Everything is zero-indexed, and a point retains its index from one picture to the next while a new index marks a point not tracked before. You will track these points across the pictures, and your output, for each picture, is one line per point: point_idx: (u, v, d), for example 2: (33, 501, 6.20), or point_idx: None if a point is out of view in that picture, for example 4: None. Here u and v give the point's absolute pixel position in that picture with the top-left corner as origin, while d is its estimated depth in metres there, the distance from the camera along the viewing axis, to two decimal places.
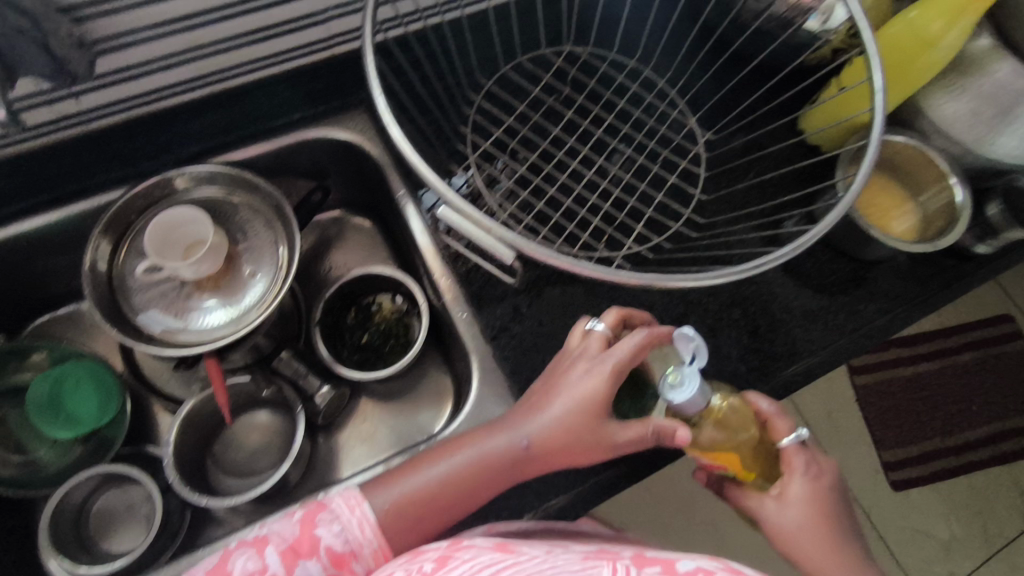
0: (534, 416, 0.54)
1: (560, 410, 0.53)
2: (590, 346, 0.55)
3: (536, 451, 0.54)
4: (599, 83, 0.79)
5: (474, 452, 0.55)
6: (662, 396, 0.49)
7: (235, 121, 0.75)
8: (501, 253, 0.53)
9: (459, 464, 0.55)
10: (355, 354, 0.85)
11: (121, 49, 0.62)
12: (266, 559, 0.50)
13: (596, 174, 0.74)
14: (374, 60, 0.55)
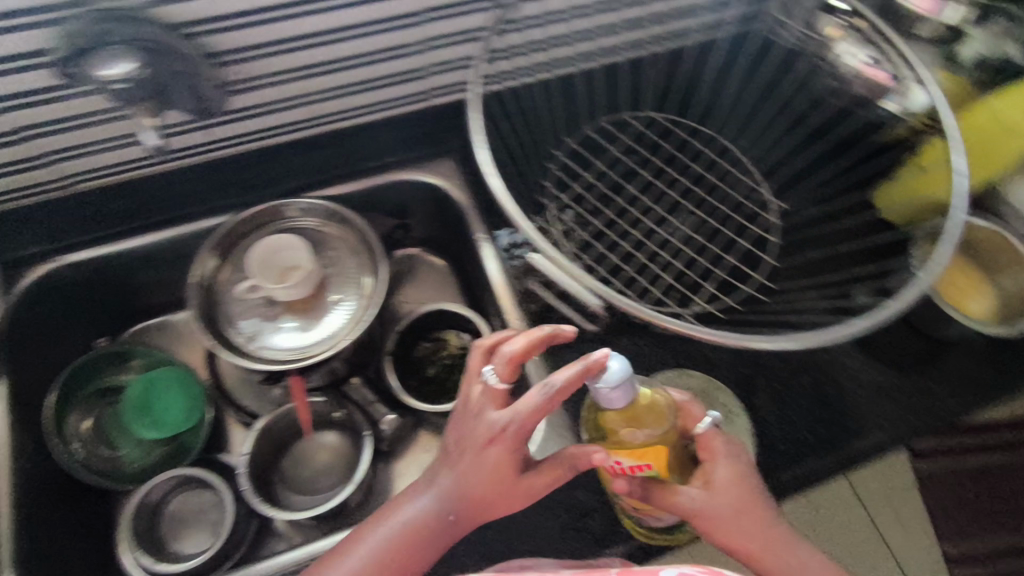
0: (448, 482, 0.54)
1: (477, 470, 0.52)
2: (488, 401, 0.54)
3: (457, 518, 0.53)
4: (676, 147, 0.82)
5: (401, 517, 0.54)
6: (595, 387, 0.50)
7: (336, 159, 0.80)
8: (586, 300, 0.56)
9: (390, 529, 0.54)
10: (421, 386, 0.88)
11: (249, 91, 0.68)
12: None
13: (669, 233, 0.77)
14: (477, 115, 0.60)
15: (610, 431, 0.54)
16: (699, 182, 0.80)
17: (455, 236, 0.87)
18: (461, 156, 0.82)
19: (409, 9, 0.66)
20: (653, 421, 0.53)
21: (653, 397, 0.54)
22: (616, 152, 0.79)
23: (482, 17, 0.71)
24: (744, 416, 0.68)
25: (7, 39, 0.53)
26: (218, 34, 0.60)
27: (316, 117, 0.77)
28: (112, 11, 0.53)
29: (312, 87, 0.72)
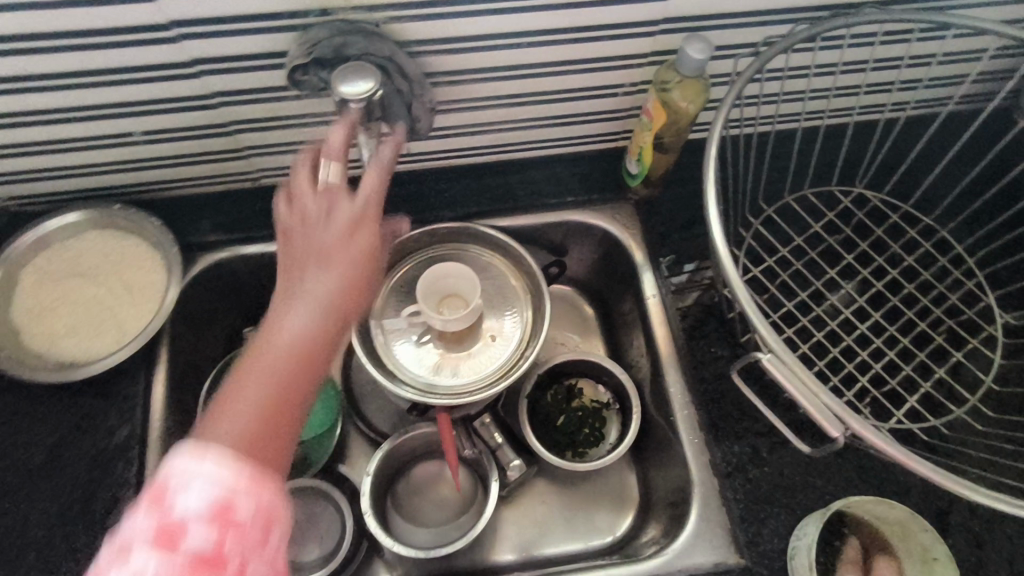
0: (311, 295, 0.46)
1: (339, 255, 0.48)
2: (338, 194, 0.50)
3: (322, 338, 0.45)
4: (886, 234, 0.74)
5: (264, 367, 0.43)
6: (679, 46, 0.58)
7: (512, 190, 0.77)
8: (828, 425, 0.48)
9: (252, 385, 0.42)
10: (548, 434, 0.82)
11: (453, 112, 0.66)
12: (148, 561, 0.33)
13: (870, 329, 0.70)
14: (716, 152, 0.55)
15: (660, 76, 0.63)
16: (909, 277, 0.72)
17: (616, 286, 0.82)
18: (641, 202, 0.77)
19: (638, 51, 0.62)
20: (680, 107, 0.62)
21: (699, 94, 0.61)
22: (819, 228, 0.73)
23: (725, 63, 0.65)
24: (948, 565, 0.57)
25: (252, 36, 0.52)
26: (445, 55, 0.58)
27: (504, 145, 0.74)
28: (357, 23, 0.53)
29: (515, 114, 0.68)
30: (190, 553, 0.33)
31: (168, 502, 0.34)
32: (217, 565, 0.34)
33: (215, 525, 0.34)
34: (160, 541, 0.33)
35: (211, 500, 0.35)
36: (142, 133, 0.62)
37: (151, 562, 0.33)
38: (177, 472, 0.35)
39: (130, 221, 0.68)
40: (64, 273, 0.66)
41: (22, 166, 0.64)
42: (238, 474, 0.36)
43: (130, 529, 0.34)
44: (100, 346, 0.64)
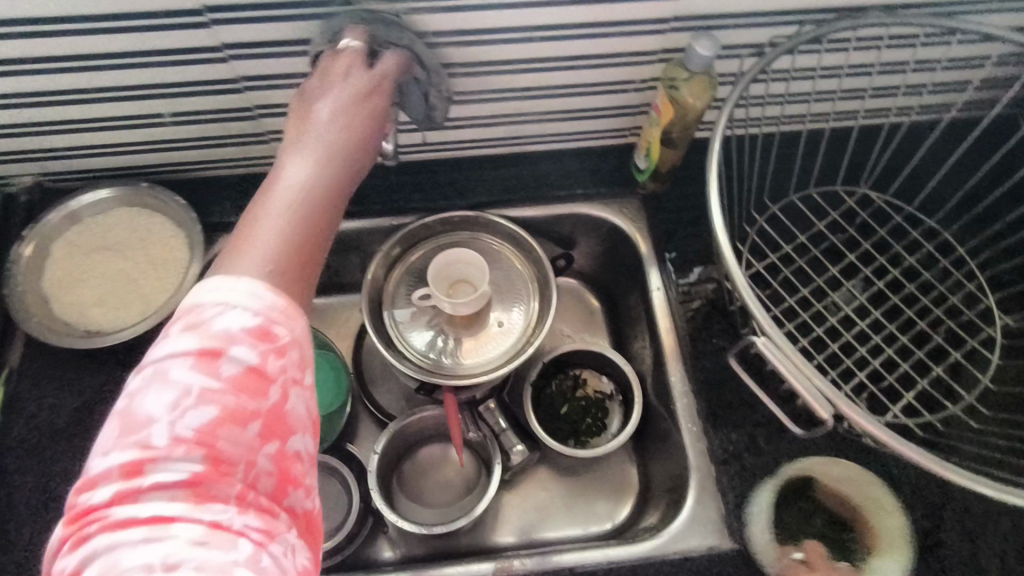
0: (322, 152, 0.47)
1: (351, 119, 0.49)
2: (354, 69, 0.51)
3: (331, 190, 0.45)
4: (889, 234, 0.75)
5: (284, 203, 0.43)
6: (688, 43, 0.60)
7: (523, 182, 0.79)
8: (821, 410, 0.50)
9: (274, 218, 0.42)
10: (552, 422, 0.84)
11: (468, 103, 0.68)
12: (180, 377, 0.34)
13: (870, 326, 0.71)
14: (719, 145, 0.57)
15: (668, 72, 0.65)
16: (911, 277, 0.73)
17: (622, 280, 0.84)
18: (648, 197, 0.79)
19: (648, 48, 0.64)
20: (688, 103, 0.64)
21: (706, 91, 0.63)
22: (822, 227, 0.74)
23: (732, 62, 0.67)
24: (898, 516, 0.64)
25: (278, 23, 0.55)
26: (462, 47, 0.60)
27: (517, 137, 0.76)
28: (378, 13, 0.55)
29: (528, 107, 0.70)
30: (233, 371, 0.35)
31: (206, 325, 0.36)
32: (261, 384, 0.35)
33: (256, 347, 0.36)
34: (204, 359, 0.34)
35: (250, 323, 0.36)
36: (171, 115, 0.65)
37: (197, 376, 0.34)
38: (211, 301, 0.37)
39: (156, 199, 0.71)
40: (93, 247, 0.69)
41: (57, 143, 0.67)
42: (273, 304, 0.38)
43: (169, 350, 0.35)
44: (125, 317, 0.67)
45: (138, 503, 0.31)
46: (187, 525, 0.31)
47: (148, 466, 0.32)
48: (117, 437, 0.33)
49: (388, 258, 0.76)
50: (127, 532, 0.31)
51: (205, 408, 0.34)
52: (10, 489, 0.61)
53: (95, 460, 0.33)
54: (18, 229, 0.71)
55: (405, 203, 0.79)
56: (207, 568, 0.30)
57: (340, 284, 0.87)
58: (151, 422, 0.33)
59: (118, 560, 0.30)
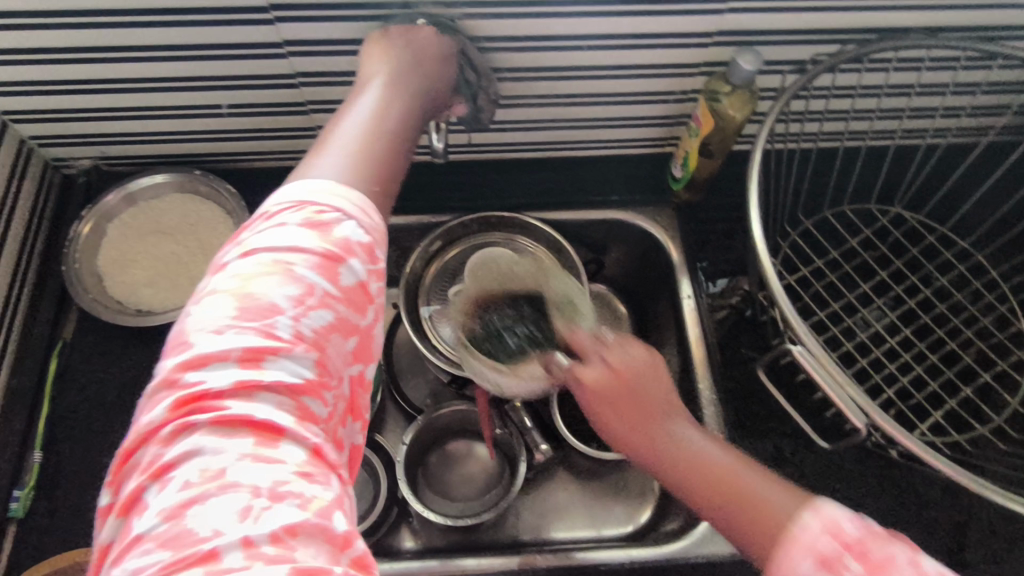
0: (385, 104, 0.50)
1: (437, 76, 0.54)
2: (421, 39, 0.54)
3: (392, 137, 0.48)
4: (922, 254, 0.76)
5: (384, 130, 0.48)
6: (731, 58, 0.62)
7: (560, 187, 0.81)
8: (853, 416, 0.51)
9: (376, 139, 0.47)
10: (576, 424, 0.85)
11: (513, 107, 0.70)
12: (308, 277, 0.40)
13: (899, 343, 0.71)
14: (760, 158, 0.58)
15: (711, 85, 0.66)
16: (944, 297, 0.73)
17: (649, 288, 0.83)
18: (682, 206, 0.80)
19: (691, 60, 0.65)
20: (729, 115, 0.65)
21: (747, 105, 0.65)
22: (855, 243, 0.75)
23: (772, 78, 0.68)
24: (558, 278, 0.68)
25: (339, 23, 0.58)
26: (511, 52, 0.62)
27: (557, 142, 0.78)
28: (435, 17, 0.57)
29: (570, 114, 0.72)
30: (347, 283, 0.41)
31: (328, 230, 0.41)
32: (364, 301, 0.42)
33: (365, 265, 0.42)
34: (326, 263, 0.40)
35: (364, 239, 0.43)
36: (228, 106, 0.68)
37: (319, 277, 0.40)
38: (332, 207, 0.42)
39: (207, 187, 0.74)
40: (145, 230, 0.72)
41: (118, 129, 0.70)
42: (377, 227, 0.44)
43: (294, 245, 0.40)
44: (174, 298, 0.70)
45: (253, 399, 0.36)
46: (293, 442, 0.36)
47: (268, 358, 0.37)
48: (241, 322, 0.38)
49: (425, 255, 0.78)
50: (242, 433, 0.35)
51: (322, 313, 0.40)
52: (60, 457, 0.64)
53: (212, 339, 0.37)
54: (75, 210, 0.74)
55: (444, 202, 0.81)
56: (309, 505, 0.34)
57: None
58: (276, 314, 0.38)
59: (230, 464, 0.34)
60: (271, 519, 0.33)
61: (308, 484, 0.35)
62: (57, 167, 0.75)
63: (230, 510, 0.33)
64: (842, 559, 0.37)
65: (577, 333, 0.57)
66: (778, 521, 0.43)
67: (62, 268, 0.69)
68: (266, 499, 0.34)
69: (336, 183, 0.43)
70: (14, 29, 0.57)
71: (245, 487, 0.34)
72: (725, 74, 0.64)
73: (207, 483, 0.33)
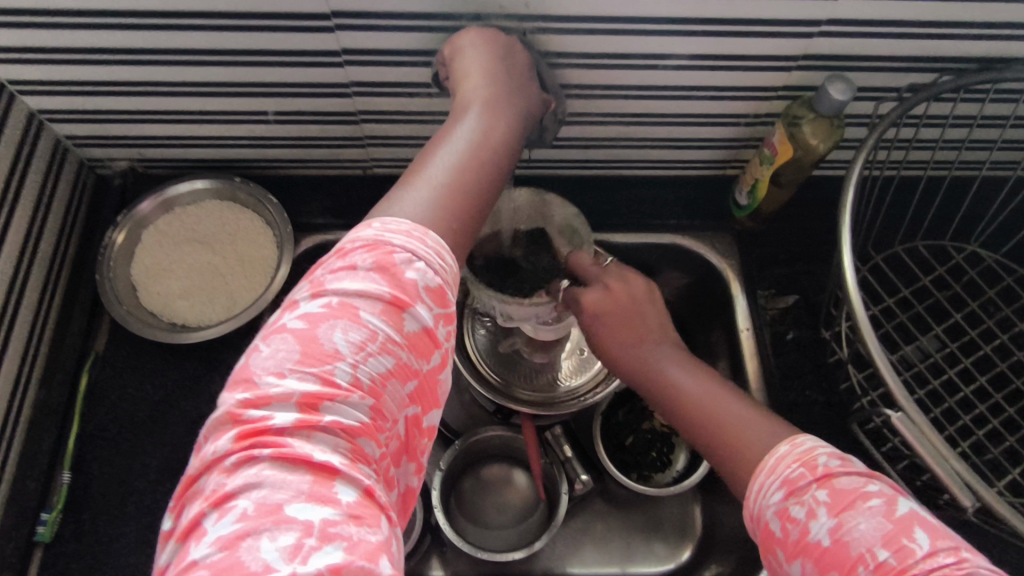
0: (476, 127, 0.45)
1: (525, 95, 0.49)
2: (511, 55, 0.50)
3: (480, 165, 0.44)
4: (1000, 296, 0.71)
5: (471, 156, 0.44)
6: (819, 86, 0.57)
7: (614, 206, 0.77)
8: (962, 498, 0.44)
9: (463, 168, 0.43)
10: (617, 453, 0.80)
11: (576, 124, 0.66)
12: (370, 322, 0.35)
13: (974, 392, 0.67)
14: (851, 195, 0.54)
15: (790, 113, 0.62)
16: None
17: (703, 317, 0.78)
18: (743, 234, 0.76)
19: (772, 84, 0.61)
20: (810, 145, 0.61)
21: (829, 136, 0.60)
22: (929, 282, 0.70)
23: (865, 104, 0.64)
24: (562, 204, 0.62)
25: (404, 33, 0.54)
26: (583, 69, 0.58)
27: (615, 161, 0.73)
28: (506, 31, 0.53)
29: (634, 133, 0.68)
30: (411, 329, 0.36)
31: (397, 273, 0.37)
32: (429, 346, 0.37)
33: (432, 311, 0.37)
34: (392, 309, 0.36)
35: (434, 282, 0.38)
36: (275, 113, 0.64)
37: (383, 323, 0.36)
38: (403, 248, 0.38)
39: (248, 195, 0.71)
40: (182, 238, 0.69)
41: (157, 132, 0.67)
42: (449, 270, 0.39)
43: (362, 285, 0.36)
44: (210, 313, 0.66)
45: (311, 440, 0.33)
46: (347, 482, 0.32)
47: (325, 404, 0.34)
48: (299, 363, 0.34)
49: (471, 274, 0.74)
50: (299, 471, 0.32)
51: (383, 359, 0.35)
52: (89, 477, 0.62)
53: (272, 379, 0.34)
54: (110, 214, 0.71)
55: None
56: (357, 550, 0.30)
57: None
58: (336, 358, 0.34)
59: (287, 500, 0.31)
60: (319, 559, 0.29)
61: (356, 527, 0.31)
62: (92, 166, 0.72)
63: (277, 547, 0.29)
64: (808, 488, 0.41)
65: (581, 256, 0.59)
66: (754, 450, 0.45)
67: (96, 276, 0.66)
68: (316, 539, 0.30)
69: (414, 223, 0.39)
70: (57, 28, 0.53)
71: (297, 525, 0.30)
72: (810, 99, 0.60)
73: (260, 517, 0.30)
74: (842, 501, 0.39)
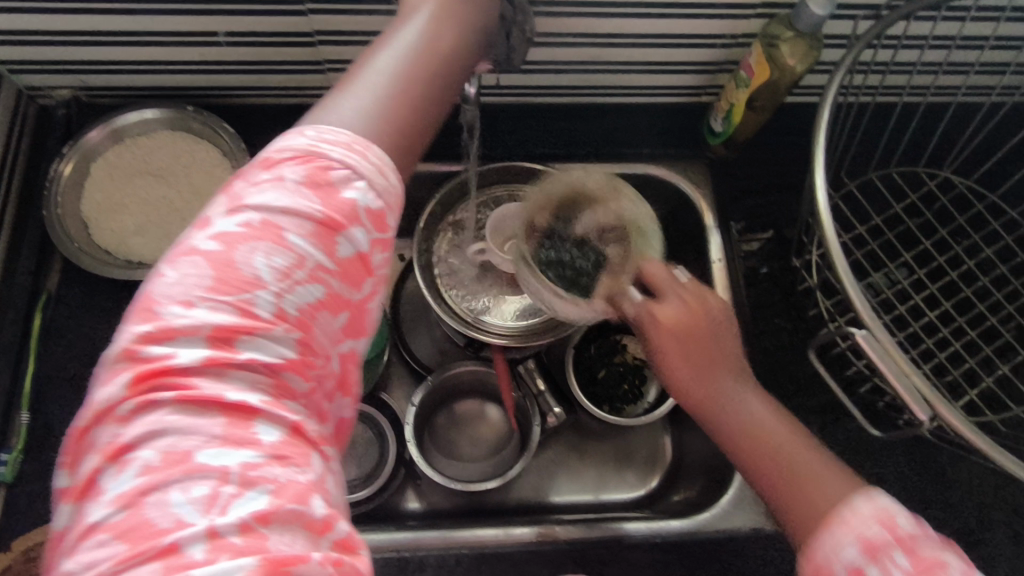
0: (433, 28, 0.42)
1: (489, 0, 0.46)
2: None
3: (434, 73, 0.41)
4: (969, 224, 0.71)
5: (423, 63, 0.41)
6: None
7: (587, 136, 0.75)
8: (915, 407, 0.44)
9: (413, 76, 0.41)
10: (589, 386, 0.80)
11: (547, 46, 0.63)
12: (296, 247, 0.34)
13: (939, 317, 0.68)
14: (825, 114, 0.51)
15: (764, 33, 0.60)
16: (988, 269, 0.69)
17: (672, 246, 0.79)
18: (717, 162, 0.74)
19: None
20: (787, 65, 0.59)
21: (805, 52, 0.58)
22: (900, 209, 0.70)
23: (845, 23, 0.61)
24: (633, 200, 0.58)
25: None
26: None
27: (588, 86, 0.71)
28: None
29: (607, 56, 0.65)
30: (345, 254, 0.35)
31: (329, 193, 0.35)
32: (361, 274, 0.36)
33: (366, 236, 0.36)
34: (322, 232, 0.34)
35: (371, 204, 0.36)
36: (226, 34, 0.60)
37: (311, 248, 0.34)
38: (340, 163, 0.36)
39: (201, 124, 0.67)
40: (133, 171, 0.66)
41: (98, 56, 0.62)
42: (393, 190, 0.38)
43: (288, 207, 0.34)
44: (167, 249, 0.64)
45: (225, 379, 0.31)
46: (269, 421, 0.31)
47: (244, 337, 0.32)
48: (214, 293, 0.32)
49: (443, 203, 0.71)
50: (212, 412, 0.30)
51: (312, 288, 0.34)
52: (50, 417, 0.61)
53: (178, 310, 0.31)
54: (54, 146, 0.67)
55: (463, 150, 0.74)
56: (285, 493, 0.29)
57: None
58: (257, 286, 0.32)
59: (198, 447, 0.29)
60: (240, 508, 0.28)
61: (283, 468, 0.30)
62: (32, 95, 0.67)
63: (193, 497, 0.28)
64: (888, 549, 0.36)
65: (656, 265, 0.51)
66: (823, 502, 0.41)
67: (43, 212, 0.63)
68: (235, 485, 0.28)
69: (355, 134, 0.37)
70: None
71: (212, 472, 0.28)
72: (788, 16, 0.58)
73: (167, 467, 0.28)
74: (924, 566, 0.34)
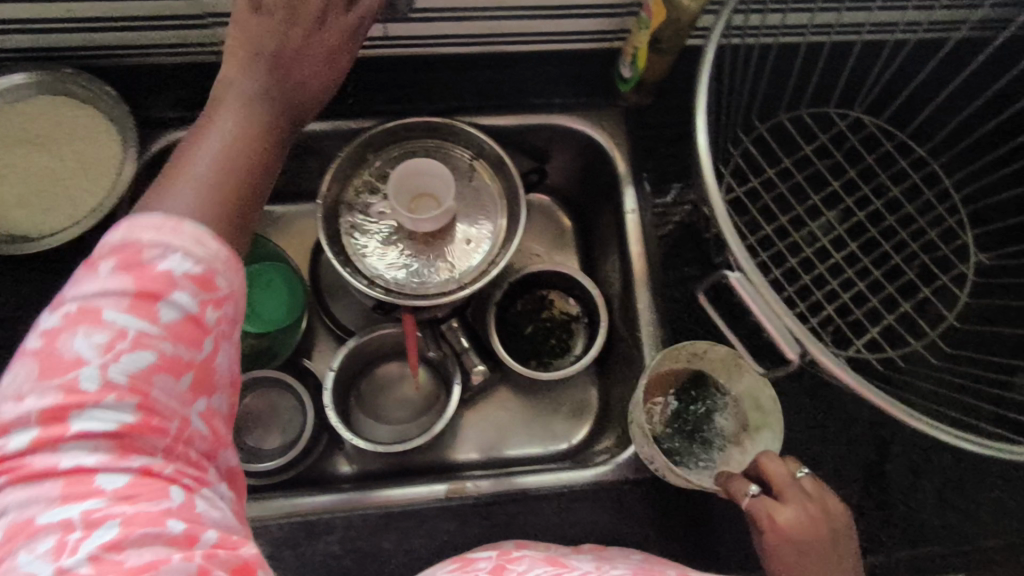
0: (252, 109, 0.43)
1: (311, 71, 0.48)
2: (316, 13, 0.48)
3: (253, 152, 0.42)
4: (879, 164, 0.71)
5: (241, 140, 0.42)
6: None
7: (497, 85, 0.73)
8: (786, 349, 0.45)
9: (232, 154, 0.41)
10: (514, 342, 0.79)
11: None
12: (116, 322, 0.32)
13: (845, 257, 0.69)
14: (712, 49, 0.50)
15: None
16: (894, 208, 0.70)
17: (591, 196, 0.79)
18: (631, 109, 0.73)
19: None
20: (682, 5, 0.58)
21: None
22: (809, 151, 0.70)
23: None
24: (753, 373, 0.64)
25: None
26: None
27: (491, 34, 0.68)
28: None
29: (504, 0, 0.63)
30: (172, 318, 0.33)
31: (143, 267, 0.33)
32: (200, 333, 0.34)
33: (197, 294, 0.33)
34: (140, 302, 0.32)
35: (192, 268, 0.34)
36: None
37: (132, 320, 0.32)
38: (150, 241, 0.33)
39: (81, 87, 0.63)
40: (11, 140, 0.63)
41: None
42: (215, 253, 0.35)
43: (102, 288, 0.32)
44: (55, 220, 0.62)
45: (59, 450, 0.30)
46: (111, 471, 0.31)
47: (72, 414, 0.30)
48: (34, 383, 0.31)
49: (348, 161, 0.69)
50: (49, 479, 0.30)
51: (140, 354, 0.32)
52: None
53: (6, 406, 0.31)
54: None
55: (368, 105, 0.72)
56: (136, 520, 0.30)
57: (297, 192, 0.81)
58: (79, 366, 0.31)
59: (39, 511, 0.29)
60: (89, 545, 0.28)
61: (134, 505, 0.30)
62: None
63: (37, 554, 0.28)
64: None
65: (773, 466, 0.50)
66: None
67: None
68: (80, 530, 0.29)
69: (165, 214, 0.34)
70: None
71: (56, 527, 0.29)
72: None
73: (9, 540, 0.29)
74: None
